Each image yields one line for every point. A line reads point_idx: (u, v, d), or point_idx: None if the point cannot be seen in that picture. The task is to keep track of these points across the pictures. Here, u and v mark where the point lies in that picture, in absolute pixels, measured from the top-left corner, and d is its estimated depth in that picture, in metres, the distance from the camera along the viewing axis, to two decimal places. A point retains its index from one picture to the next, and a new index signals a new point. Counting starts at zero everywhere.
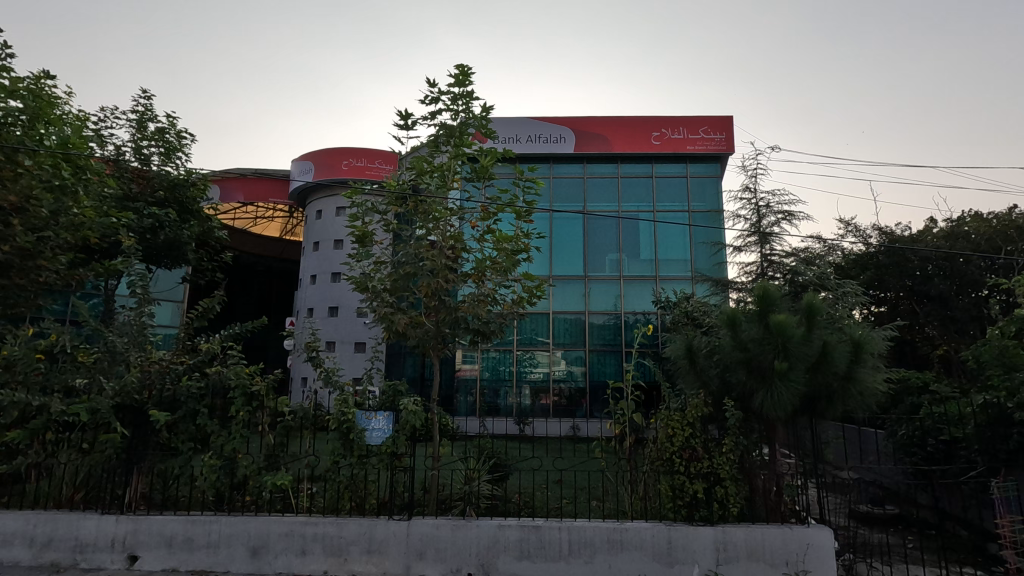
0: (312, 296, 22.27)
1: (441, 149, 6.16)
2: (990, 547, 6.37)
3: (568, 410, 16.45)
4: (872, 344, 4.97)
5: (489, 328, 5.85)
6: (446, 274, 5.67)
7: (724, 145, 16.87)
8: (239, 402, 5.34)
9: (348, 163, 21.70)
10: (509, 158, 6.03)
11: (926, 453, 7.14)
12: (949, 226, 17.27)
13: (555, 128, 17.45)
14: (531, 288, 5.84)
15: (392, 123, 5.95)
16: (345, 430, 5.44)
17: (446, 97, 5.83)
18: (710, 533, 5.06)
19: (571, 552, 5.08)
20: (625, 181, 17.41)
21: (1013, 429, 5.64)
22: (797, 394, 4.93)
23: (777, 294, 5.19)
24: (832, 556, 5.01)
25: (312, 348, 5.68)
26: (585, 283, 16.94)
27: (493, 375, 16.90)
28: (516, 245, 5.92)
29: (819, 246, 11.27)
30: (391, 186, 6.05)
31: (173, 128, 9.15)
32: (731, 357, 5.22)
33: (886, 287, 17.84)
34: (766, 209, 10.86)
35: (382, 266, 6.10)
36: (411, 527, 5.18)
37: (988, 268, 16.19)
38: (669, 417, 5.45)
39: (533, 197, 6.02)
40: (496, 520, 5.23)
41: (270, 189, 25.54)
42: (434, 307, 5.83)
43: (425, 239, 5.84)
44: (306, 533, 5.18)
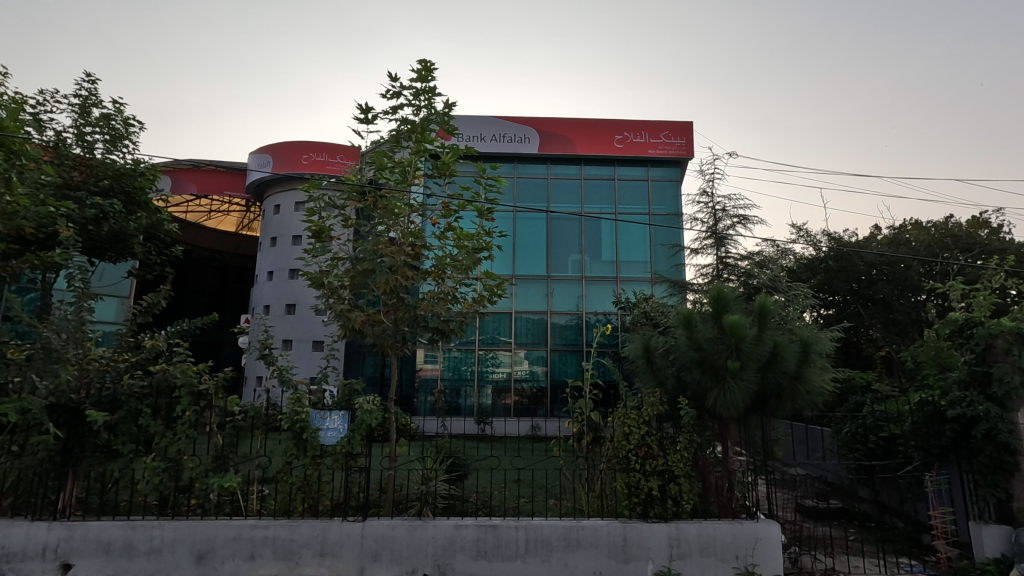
0: (269, 293, 21.59)
1: (402, 144, 6.06)
2: (924, 538, 6.72)
3: (529, 410, 16.52)
4: (820, 345, 5.17)
5: (448, 327, 5.79)
6: (406, 271, 5.59)
7: (684, 149, 17.29)
8: (185, 402, 5.10)
9: (308, 157, 21.13)
10: (471, 155, 5.97)
11: (867, 449, 7.48)
12: (892, 234, 18.18)
13: (520, 128, 17.46)
14: (492, 287, 5.83)
15: (351, 116, 5.83)
16: (298, 430, 5.27)
17: (408, 92, 5.75)
18: (664, 529, 5.16)
19: (529, 551, 5.08)
20: (588, 182, 17.58)
21: (947, 426, 5.88)
22: (748, 392, 5.09)
23: (730, 295, 5.34)
24: (778, 550, 5.18)
25: (265, 347, 5.49)
26: (547, 283, 17.02)
27: (454, 374, 16.79)
28: (477, 243, 5.88)
29: (772, 250, 11.64)
30: (349, 180, 5.90)
31: (120, 115, 8.64)
32: (686, 356, 5.32)
33: (834, 289, 18.48)
34: (722, 213, 11.16)
35: (339, 262, 5.93)
36: (366, 529, 5.08)
37: (926, 274, 17.17)
38: (626, 416, 5.50)
39: (495, 196, 5.97)
40: (453, 520, 5.18)
41: (226, 182, 24.65)
42: (393, 305, 5.73)
43: (384, 235, 5.73)
44: (255, 537, 5.01)
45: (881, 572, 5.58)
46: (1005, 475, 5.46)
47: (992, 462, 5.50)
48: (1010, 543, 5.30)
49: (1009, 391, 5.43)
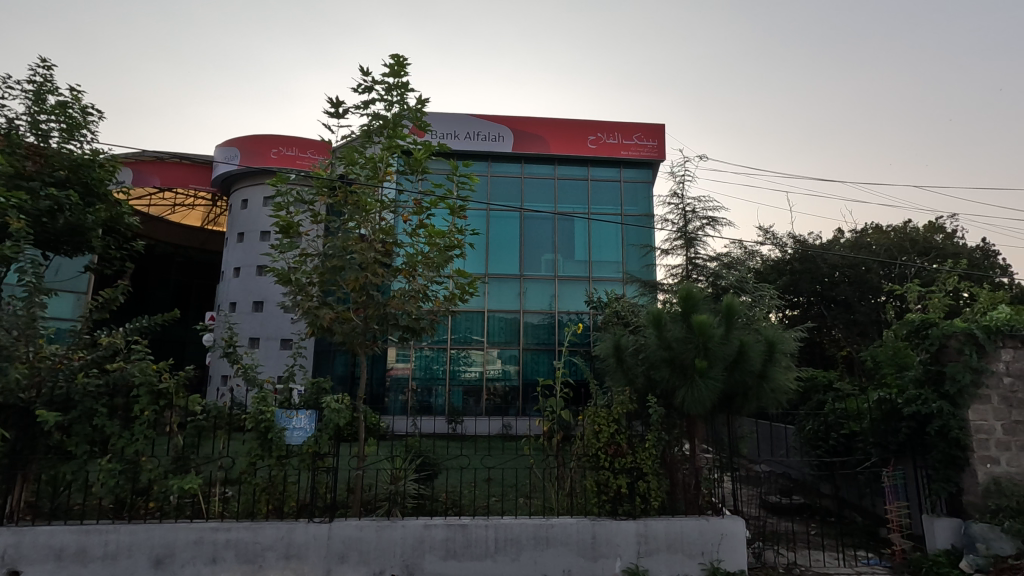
0: (235, 290, 21.04)
1: (374, 140, 5.97)
2: (881, 531, 6.94)
3: (501, 409, 16.51)
4: (784, 344, 5.30)
5: (419, 325, 5.71)
6: (376, 268, 5.50)
7: (656, 151, 17.53)
8: (144, 401, 4.89)
9: (276, 152, 20.59)
10: (444, 152, 5.91)
11: (829, 446, 7.70)
12: (854, 237, 18.78)
13: (494, 127, 17.40)
14: (464, 285, 5.81)
15: (322, 109, 5.74)
16: (263, 430, 5.11)
17: (380, 87, 5.67)
18: (632, 526, 5.21)
19: (498, 550, 5.07)
20: (562, 182, 17.66)
21: (903, 423, 6.06)
22: (716, 390, 5.18)
23: (699, 295, 5.42)
24: (743, 545, 5.29)
25: (229, 345, 5.34)
26: (520, 282, 17.03)
27: (425, 373, 16.66)
28: (449, 241, 5.83)
29: (739, 251, 11.87)
30: (319, 175, 5.79)
31: (78, 103, 7.84)
32: (656, 355, 5.38)
33: (799, 290, 19.00)
34: (692, 214, 11.32)
35: (307, 259, 5.81)
36: (332, 530, 4.99)
37: (886, 276, 17.78)
38: (596, 413, 5.51)
39: (468, 193, 5.92)
40: (422, 520, 5.13)
41: (191, 175, 23.91)
42: (362, 302, 5.64)
43: (354, 232, 5.63)
44: (217, 539, 4.87)
45: (840, 565, 5.75)
46: (956, 470, 5.70)
47: (944, 458, 5.74)
48: (960, 534, 5.53)
49: (961, 389, 5.65)
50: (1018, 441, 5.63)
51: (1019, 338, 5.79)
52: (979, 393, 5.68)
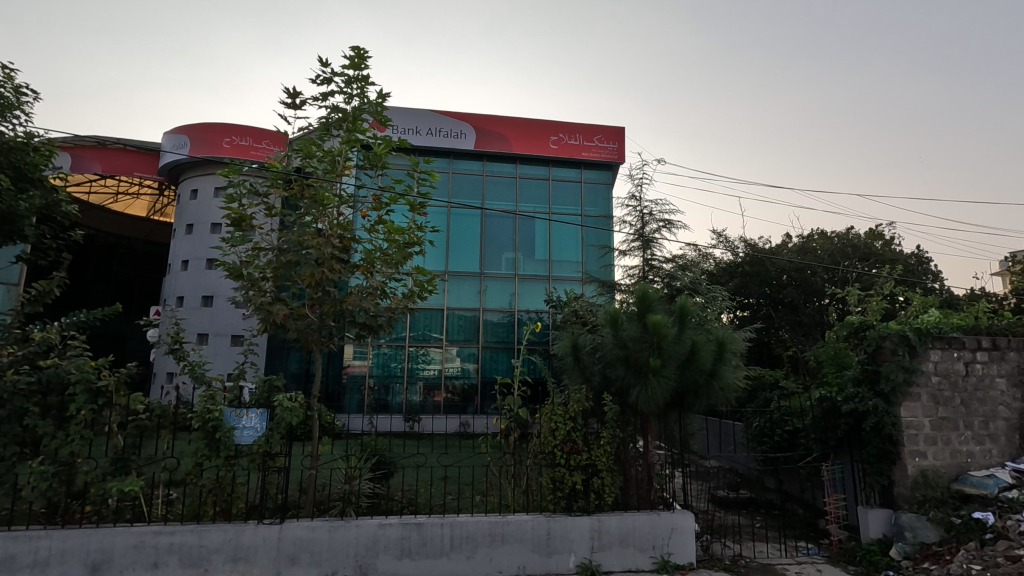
0: (183, 284, 20.19)
1: (332, 133, 5.85)
2: (819, 523, 7.30)
3: (459, 407, 16.46)
4: (734, 344, 5.51)
5: (377, 322, 5.65)
6: (333, 264, 5.38)
7: (616, 154, 17.83)
8: (82, 399, 4.63)
9: (230, 140, 19.75)
10: (405, 148, 5.84)
11: (774, 442, 8.02)
12: (801, 242, 19.63)
13: (456, 123, 17.31)
14: (423, 283, 5.78)
15: (278, 100, 5.60)
16: (210, 430, 4.92)
17: (340, 79, 5.57)
18: (586, 522, 5.31)
19: (453, 547, 5.07)
20: (523, 181, 17.73)
21: (842, 420, 6.37)
22: (668, 388, 5.33)
23: (654, 296, 5.57)
24: (692, 539, 5.47)
25: (175, 341, 5.14)
26: (480, 280, 17.01)
27: (383, 371, 16.43)
28: (409, 238, 5.77)
29: (694, 253, 12.20)
30: (274, 167, 5.64)
31: (11, 82, 7.23)
32: (612, 354, 5.51)
33: (749, 292, 19.72)
34: (649, 217, 11.59)
35: (260, 253, 5.65)
36: (283, 531, 4.88)
37: (829, 280, 18.66)
38: (553, 411, 5.56)
39: (429, 190, 5.88)
40: (377, 520, 5.07)
41: (136, 163, 22.75)
42: (318, 298, 5.52)
43: (310, 227, 5.52)
44: (159, 543, 4.68)
45: (781, 555, 6.02)
46: (889, 464, 6.05)
47: (879, 452, 6.09)
48: (891, 524, 5.87)
49: (894, 388, 5.99)
50: (943, 437, 6.04)
51: (945, 340, 6.20)
52: (910, 392, 6.04)
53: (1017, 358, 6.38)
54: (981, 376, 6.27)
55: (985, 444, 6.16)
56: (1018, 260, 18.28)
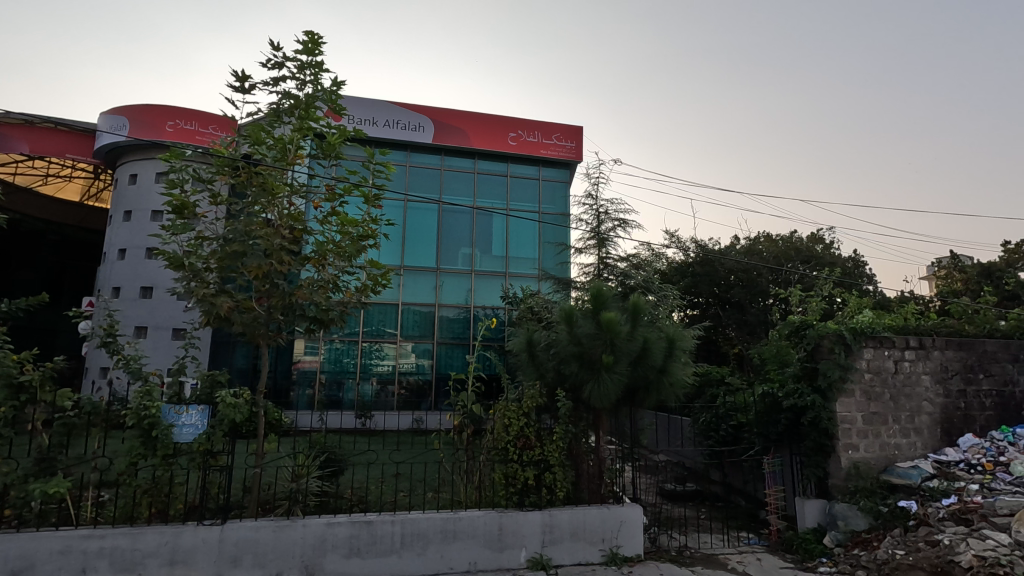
0: (120, 274, 19.10)
1: (283, 120, 5.65)
2: (760, 513, 7.61)
3: (413, 404, 16.28)
4: (683, 342, 5.65)
5: (328, 317, 5.49)
6: (282, 256, 5.20)
7: (574, 152, 17.99)
8: (1, 396, 4.28)
9: (173, 124, 18.69)
10: (360, 138, 5.70)
11: (719, 437, 8.29)
12: (748, 244, 20.39)
13: (414, 116, 17.04)
14: (377, 277, 5.65)
15: (225, 83, 5.37)
16: (147, 427, 4.66)
17: (292, 64, 5.37)
18: (538, 517, 5.35)
19: (403, 545, 5.01)
20: (481, 176, 17.66)
21: (782, 415, 6.65)
22: (619, 385, 5.43)
23: (608, 294, 5.66)
24: (640, 531, 5.60)
25: (108, 334, 4.85)
26: (436, 275, 16.83)
27: (335, 367, 16.05)
28: (363, 230, 5.64)
29: (647, 252, 12.46)
30: (220, 153, 5.39)
31: None
32: (566, 351, 5.56)
33: (699, 292, 20.36)
34: (605, 215, 11.75)
35: (204, 242, 5.40)
36: (224, 533, 4.68)
37: (773, 281, 19.49)
38: (506, 407, 5.58)
39: (384, 182, 5.75)
40: (325, 518, 4.94)
41: (70, 143, 21.33)
42: (266, 291, 5.32)
43: (258, 216, 5.32)
44: (89, 548, 4.41)
45: (724, 545, 6.24)
46: (824, 456, 6.37)
47: (815, 446, 6.41)
48: (825, 514, 6.18)
49: (831, 384, 6.31)
50: (874, 430, 6.40)
51: (878, 340, 6.56)
52: (845, 388, 6.37)
53: (941, 357, 6.82)
54: (908, 374, 6.67)
55: (911, 437, 6.57)
56: (942, 265, 19.65)
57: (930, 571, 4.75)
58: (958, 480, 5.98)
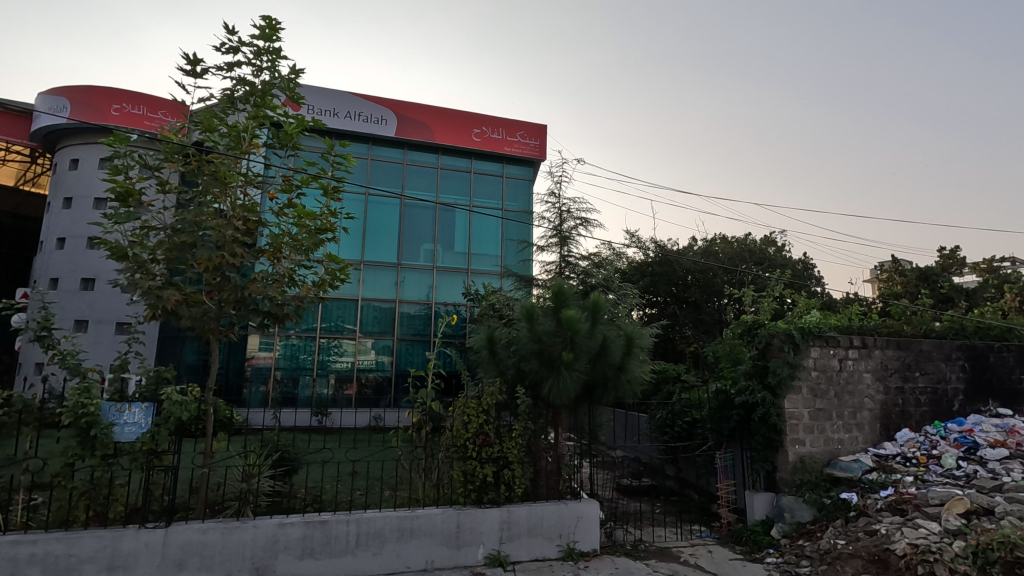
0: (58, 264, 18.04)
1: (238, 107, 5.44)
2: (711, 506, 7.84)
3: (371, 401, 16.04)
4: (641, 339, 5.75)
5: (283, 312, 5.31)
6: (235, 248, 5.01)
7: (537, 151, 18.05)
8: None
9: (119, 108, 17.74)
10: (319, 129, 5.54)
11: (674, 433, 8.48)
12: (705, 245, 20.95)
13: (376, 108, 16.74)
14: (336, 271, 5.52)
15: (175, 66, 5.14)
16: (84, 426, 4.41)
17: (248, 49, 5.18)
18: (496, 513, 5.35)
19: (359, 544, 4.92)
20: (444, 172, 17.52)
21: (735, 411, 6.85)
22: (579, 382, 5.48)
23: (569, 291, 5.70)
24: (596, 526, 5.68)
25: (42, 327, 4.57)
26: (397, 271, 16.60)
27: (290, 363, 15.62)
28: (321, 224, 5.50)
29: (607, 251, 12.62)
30: (169, 139, 5.14)
31: None
32: (527, 348, 5.57)
33: (657, 291, 20.81)
34: (567, 214, 11.83)
35: (150, 232, 5.15)
36: (168, 536, 4.49)
37: (728, 281, 20.09)
38: (465, 405, 5.54)
39: (344, 175, 5.61)
40: (277, 519, 4.80)
41: (1, 124, 19.92)
42: (217, 284, 5.12)
43: (210, 207, 5.11)
44: (17, 555, 4.14)
45: (677, 538, 6.40)
46: (773, 451, 6.61)
47: (765, 441, 6.64)
48: (773, 506, 6.43)
49: (780, 381, 6.55)
50: (819, 426, 6.68)
51: (824, 339, 6.85)
52: (793, 385, 6.62)
53: (881, 355, 7.17)
54: (852, 371, 6.99)
55: (853, 432, 6.88)
56: (883, 268, 20.66)
57: (868, 559, 4.99)
58: (895, 473, 6.32)
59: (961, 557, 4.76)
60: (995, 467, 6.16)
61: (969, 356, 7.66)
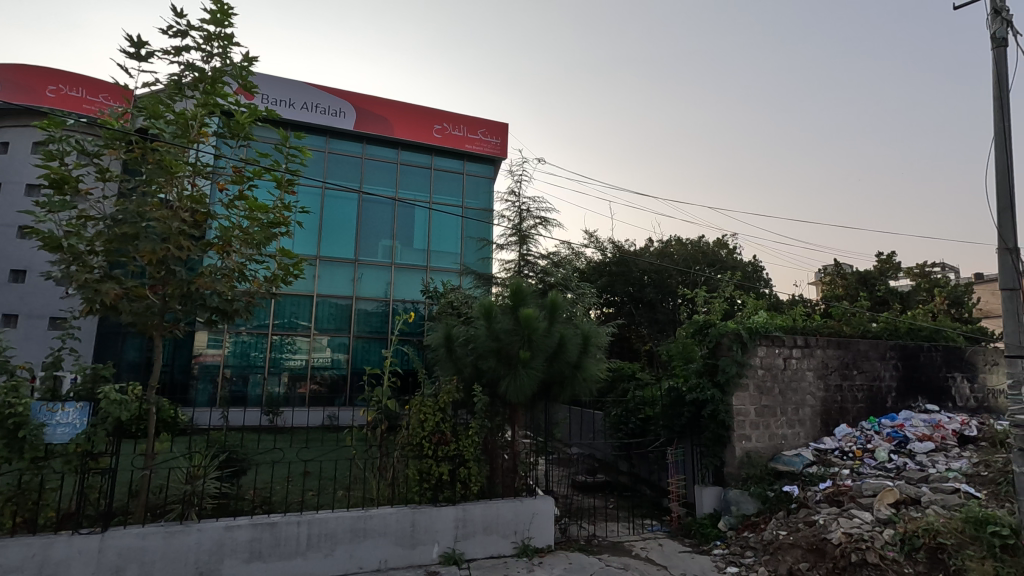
0: None
1: (186, 94, 5.22)
2: (663, 501, 8.05)
3: (326, 399, 15.70)
4: (598, 338, 5.85)
5: (232, 308, 5.13)
6: (181, 241, 4.81)
7: (498, 149, 18.05)
8: None
9: (55, 90, 16.54)
10: (273, 119, 5.37)
11: (628, 429, 8.66)
12: (661, 247, 21.47)
13: (335, 101, 16.37)
14: (289, 266, 5.38)
15: (118, 48, 4.89)
16: (12, 427, 4.14)
17: (198, 34, 4.98)
18: (451, 512, 5.33)
19: (310, 546, 4.81)
20: (404, 167, 17.30)
21: (686, 408, 7.05)
22: (536, 380, 5.53)
23: (527, 290, 5.73)
24: (551, 523, 5.75)
25: None
26: (354, 267, 16.30)
27: (241, 360, 15.13)
28: (274, 217, 5.33)
29: (566, 250, 12.75)
30: (110, 125, 4.88)
31: None
32: (484, 346, 5.57)
33: (615, 291, 21.21)
34: (527, 213, 11.90)
35: (88, 222, 4.87)
36: (105, 542, 4.28)
37: (682, 282, 20.67)
38: (421, 403, 5.49)
39: (299, 167, 5.46)
40: (223, 522, 4.64)
41: None
42: (161, 278, 4.90)
43: (154, 197, 4.88)
44: None
45: (630, 533, 6.55)
46: (721, 446, 6.85)
47: (714, 437, 6.87)
48: (720, 499, 6.68)
49: (729, 379, 6.79)
50: (764, 422, 6.96)
51: (770, 338, 7.13)
52: (741, 382, 6.88)
53: (823, 355, 7.52)
54: (795, 370, 7.31)
55: (796, 428, 7.20)
56: (826, 272, 21.68)
57: (807, 548, 5.24)
58: (833, 466, 6.66)
59: (890, 544, 5.03)
60: (922, 459, 6.59)
61: (901, 356, 8.15)
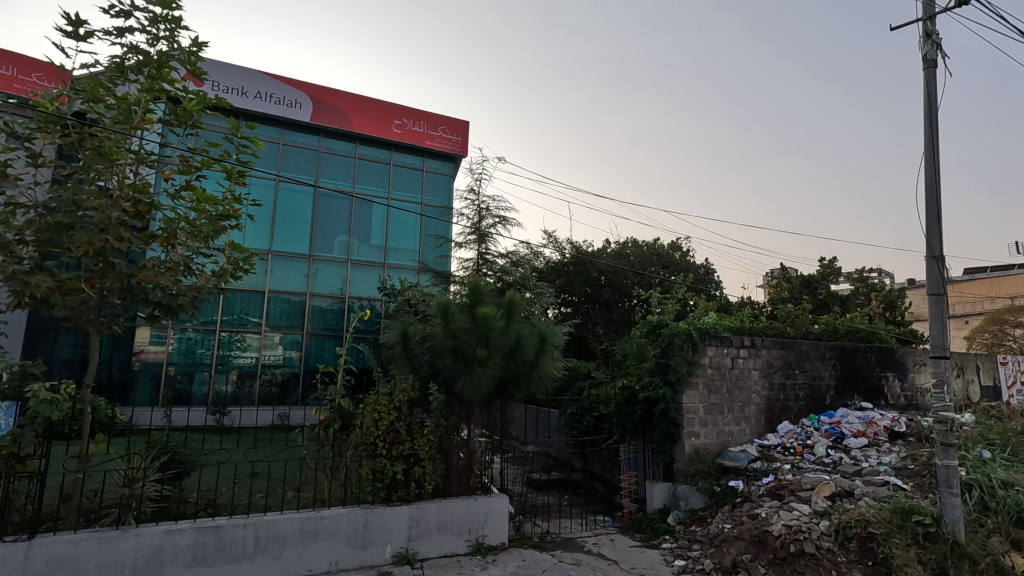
0: None
1: (129, 77, 4.97)
2: (615, 497, 8.21)
3: (277, 398, 15.26)
4: (554, 337, 5.92)
5: (177, 303, 4.93)
6: (122, 231, 4.58)
7: (458, 147, 17.97)
8: None
9: None
10: (223, 107, 5.17)
11: (583, 427, 8.79)
12: (618, 248, 21.89)
13: (290, 91, 15.91)
14: (239, 260, 5.20)
15: (53, 26, 4.60)
16: None
17: (142, 15, 4.75)
18: (404, 511, 5.29)
19: (257, 549, 4.67)
20: (362, 162, 16.98)
21: (638, 406, 7.22)
22: (492, 378, 5.54)
23: (485, 288, 5.73)
24: (505, 520, 5.78)
25: None
26: (308, 263, 15.88)
27: (186, 358, 14.53)
28: (223, 209, 5.14)
29: (524, 249, 12.82)
30: (43, 107, 4.59)
31: None
32: (441, 344, 5.54)
33: (572, 291, 21.52)
34: (486, 212, 11.89)
35: (18, 209, 4.57)
36: (32, 550, 4.03)
37: (637, 283, 21.18)
38: (376, 402, 5.41)
39: (250, 158, 5.28)
40: (164, 525, 4.45)
41: None
42: (99, 271, 4.65)
43: (92, 185, 4.62)
44: None
45: (583, 529, 6.66)
46: (671, 443, 7.05)
47: (664, 434, 7.06)
48: (670, 495, 6.87)
49: (680, 378, 7.00)
50: (712, 419, 7.21)
51: (719, 339, 7.38)
52: (691, 381, 7.09)
53: (768, 355, 7.85)
54: (742, 369, 7.59)
55: (742, 425, 7.48)
56: (773, 276, 22.61)
57: (750, 540, 5.45)
58: (775, 461, 6.95)
59: (825, 535, 5.31)
60: (856, 454, 6.97)
61: (839, 356, 8.58)
